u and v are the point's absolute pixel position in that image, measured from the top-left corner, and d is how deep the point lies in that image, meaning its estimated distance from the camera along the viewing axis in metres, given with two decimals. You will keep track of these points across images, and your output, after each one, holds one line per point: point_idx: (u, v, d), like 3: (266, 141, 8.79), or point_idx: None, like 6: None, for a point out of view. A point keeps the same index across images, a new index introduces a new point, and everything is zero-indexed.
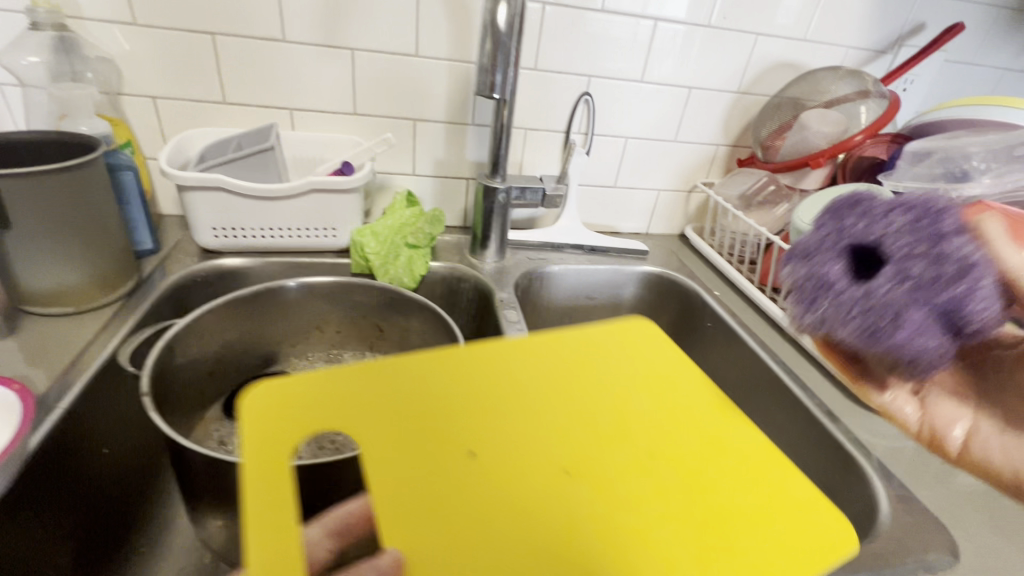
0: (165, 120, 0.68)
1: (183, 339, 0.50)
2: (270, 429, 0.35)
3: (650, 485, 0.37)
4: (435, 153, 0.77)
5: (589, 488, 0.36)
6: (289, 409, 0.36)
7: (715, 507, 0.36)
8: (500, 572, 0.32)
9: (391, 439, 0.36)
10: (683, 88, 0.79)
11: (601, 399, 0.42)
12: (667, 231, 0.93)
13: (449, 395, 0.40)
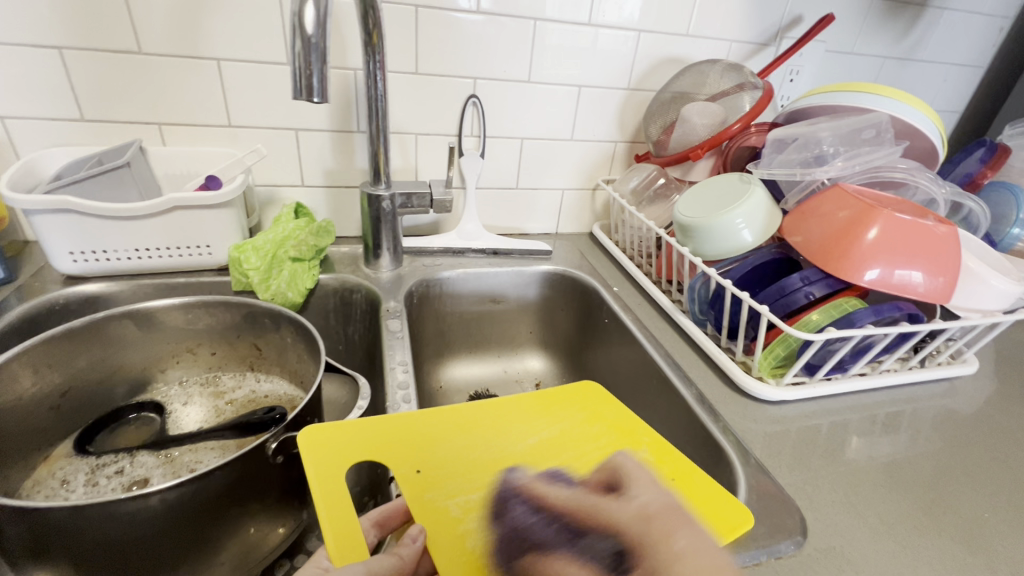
0: (17, 140, 0.64)
1: (7, 375, 0.47)
2: (341, 445, 0.43)
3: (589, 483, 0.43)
4: (323, 162, 0.75)
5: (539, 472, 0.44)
6: (369, 439, 0.44)
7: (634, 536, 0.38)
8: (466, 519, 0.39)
9: (429, 468, 0.43)
10: (574, 87, 0.79)
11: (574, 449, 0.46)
12: (576, 230, 0.93)
13: (462, 432, 0.47)
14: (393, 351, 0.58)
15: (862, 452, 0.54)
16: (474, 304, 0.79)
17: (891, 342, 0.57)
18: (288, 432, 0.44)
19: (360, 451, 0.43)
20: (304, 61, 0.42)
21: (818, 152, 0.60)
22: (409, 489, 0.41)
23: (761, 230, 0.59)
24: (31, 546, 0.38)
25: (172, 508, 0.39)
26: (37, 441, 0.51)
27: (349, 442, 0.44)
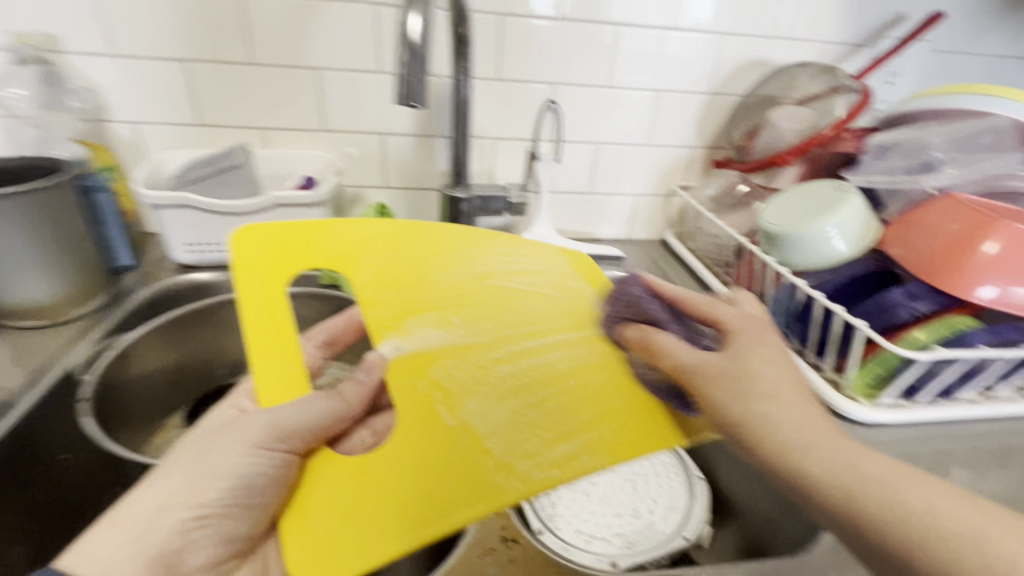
0: (146, 142, 0.72)
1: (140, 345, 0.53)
2: (284, 243, 0.46)
3: (505, 415, 0.42)
4: (406, 166, 0.79)
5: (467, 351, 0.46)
6: (336, 245, 0.48)
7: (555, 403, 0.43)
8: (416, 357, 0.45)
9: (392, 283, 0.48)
10: (653, 91, 0.78)
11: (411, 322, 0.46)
12: (648, 236, 0.91)
13: (415, 258, 0.50)
14: None
15: (971, 486, 0.49)
16: None
17: (1007, 367, 0.52)
18: None
19: (303, 262, 0.46)
20: (406, 69, 0.44)
21: (923, 159, 0.56)
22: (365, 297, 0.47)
23: (857, 241, 0.56)
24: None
25: None
26: (155, 412, 0.57)
27: (282, 245, 0.46)
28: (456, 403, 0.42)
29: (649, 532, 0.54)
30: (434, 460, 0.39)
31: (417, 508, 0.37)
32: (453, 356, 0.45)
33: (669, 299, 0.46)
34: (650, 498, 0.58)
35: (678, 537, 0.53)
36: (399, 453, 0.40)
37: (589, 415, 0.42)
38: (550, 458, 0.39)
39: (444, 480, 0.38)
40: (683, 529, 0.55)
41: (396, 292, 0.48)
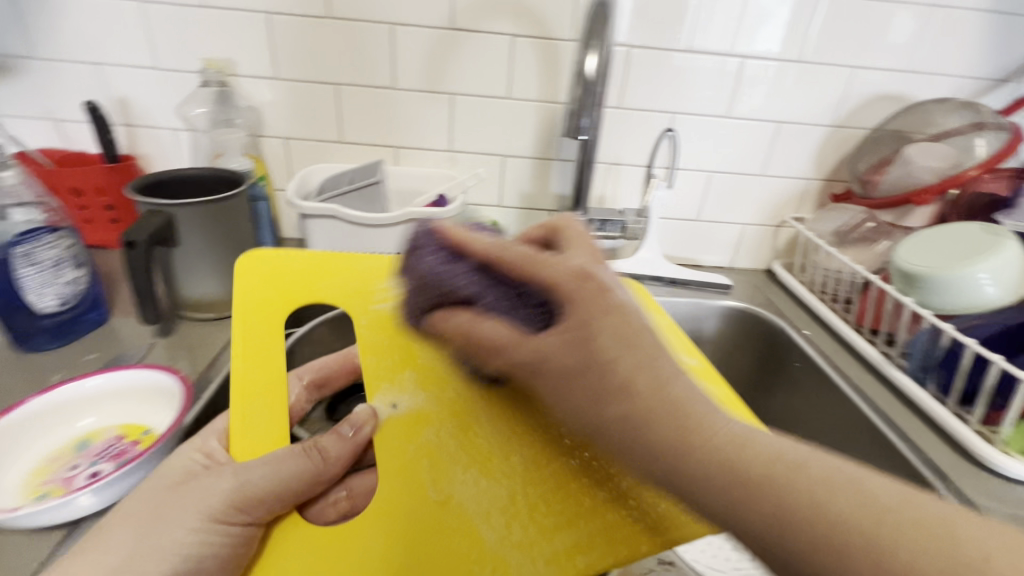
0: (293, 156, 0.79)
1: None
2: (259, 282, 0.50)
3: (475, 491, 0.41)
4: (521, 187, 0.82)
5: (462, 439, 0.44)
6: (280, 293, 0.50)
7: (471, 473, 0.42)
8: (426, 452, 0.44)
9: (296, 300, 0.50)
10: (773, 122, 0.78)
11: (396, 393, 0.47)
12: (752, 266, 0.90)
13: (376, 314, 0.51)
14: None
15: None
16: None
17: None
18: None
19: (271, 294, 0.50)
20: (578, 103, 0.46)
21: None
22: (242, 330, 0.47)
23: (1013, 287, 0.54)
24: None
25: None
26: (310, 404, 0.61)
27: (290, 279, 0.51)
28: (484, 464, 0.42)
29: None
30: (425, 525, 0.40)
31: (379, 554, 0.39)
32: (439, 423, 0.44)
33: (476, 254, 0.34)
34: None
35: None
36: (385, 502, 0.41)
37: (555, 521, 0.39)
38: (510, 552, 0.39)
39: (423, 534, 0.40)
40: None
41: (399, 341, 0.49)
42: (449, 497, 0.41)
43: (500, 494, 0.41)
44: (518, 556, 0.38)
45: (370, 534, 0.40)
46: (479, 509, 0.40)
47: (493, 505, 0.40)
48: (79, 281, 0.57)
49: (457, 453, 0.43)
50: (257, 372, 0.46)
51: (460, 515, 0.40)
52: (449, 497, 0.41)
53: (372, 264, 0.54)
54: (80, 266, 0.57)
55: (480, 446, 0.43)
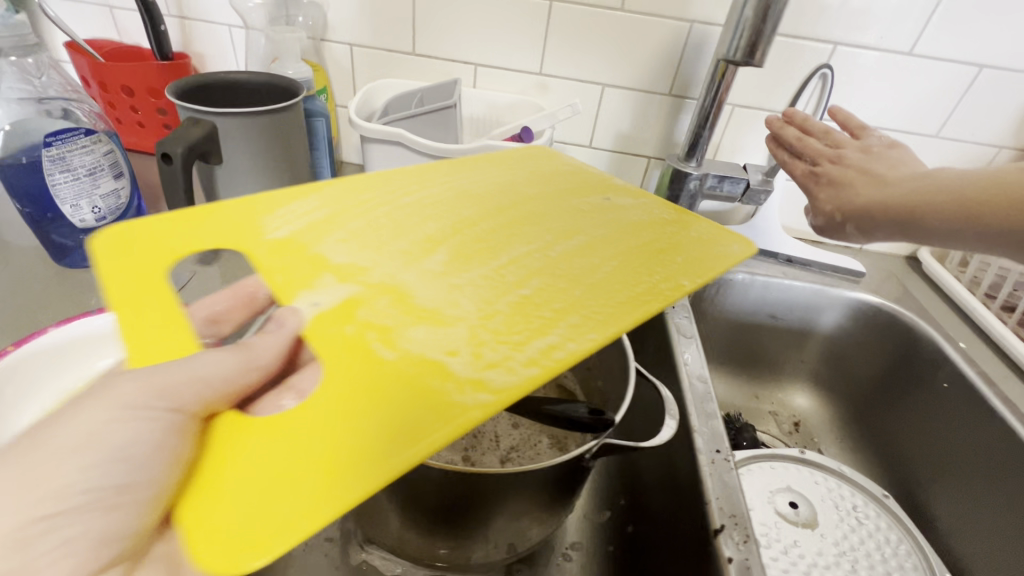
0: (358, 68, 0.68)
1: None
2: (115, 263, 0.31)
3: (479, 302, 0.34)
4: (619, 125, 0.68)
5: (355, 310, 0.33)
6: (152, 258, 0.32)
7: (439, 385, 0.28)
8: (336, 304, 0.33)
9: (382, 332, 0.31)
10: (971, 66, 0.59)
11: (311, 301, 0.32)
12: (889, 249, 0.73)
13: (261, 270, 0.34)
14: (689, 359, 0.50)
15: None
16: (748, 314, 0.68)
17: None
18: (609, 447, 0.38)
19: (157, 259, 0.32)
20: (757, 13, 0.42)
21: None
22: (372, 259, 0.37)
23: None
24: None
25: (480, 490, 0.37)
26: None
27: (164, 246, 0.33)
28: (404, 294, 0.34)
29: None
30: (362, 390, 0.28)
31: (524, 293, 0.36)
32: (406, 266, 0.37)
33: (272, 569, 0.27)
34: None
35: None
36: (510, 281, 0.37)
37: (490, 310, 0.34)
38: (468, 332, 0.32)
39: (446, 313, 0.33)
40: None
41: (363, 357, 0.29)
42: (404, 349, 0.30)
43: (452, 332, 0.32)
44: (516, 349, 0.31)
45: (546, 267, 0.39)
46: (440, 300, 0.34)
47: (444, 309, 0.33)
48: (119, 192, 0.51)
49: (430, 297, 0.34)
50: (347, 386, 0.28)
51: (409, 312, 0.33)
52: (474, 318, 0.33)
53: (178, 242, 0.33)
54: (120, 176, 0.51)
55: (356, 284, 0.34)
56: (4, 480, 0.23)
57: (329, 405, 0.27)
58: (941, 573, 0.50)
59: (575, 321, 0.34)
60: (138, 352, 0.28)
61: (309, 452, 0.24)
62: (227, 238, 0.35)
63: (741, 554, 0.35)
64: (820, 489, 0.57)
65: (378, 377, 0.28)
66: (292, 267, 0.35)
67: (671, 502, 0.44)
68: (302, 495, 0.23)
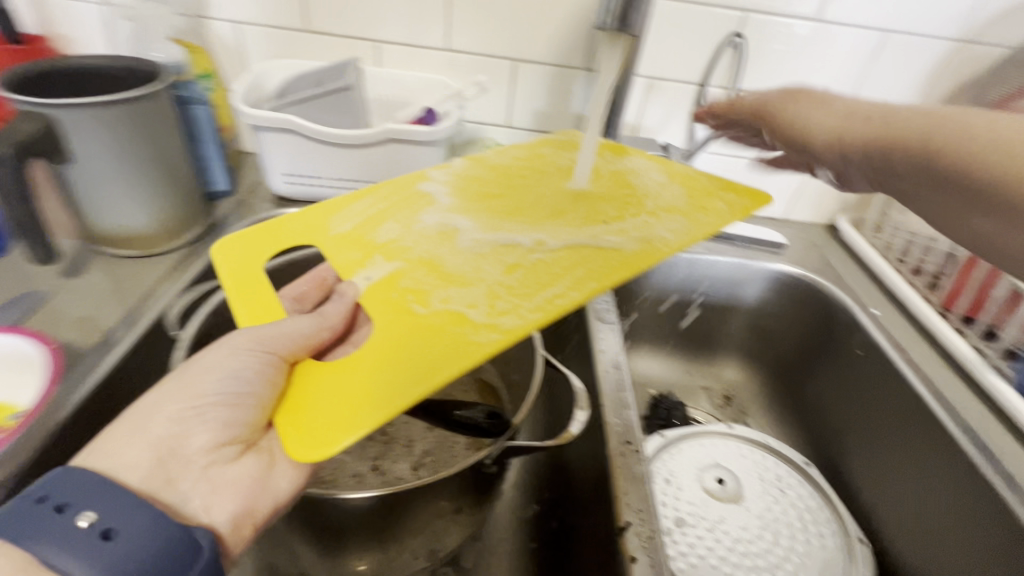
0: (247, 47, 0.62)
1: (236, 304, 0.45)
2: (238, 255, 0.41)
3: (501, 268, 0.40)
4: (535, 103, 0.65)
5: (403, 280, 0.39)
6: (268, 250, 0.41)
7: (465, 331, 0.35)
8: (384, 276, 0.39)
9: (421, 293, 0.38)
10: (876, 31, 0.58)
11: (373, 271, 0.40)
12: (811, 218, 0.74)
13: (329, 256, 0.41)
14: (606, 345, 0.48)
15: None
16: (675, 292, 0.67)
17: None
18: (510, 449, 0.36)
19: (265, 255, 0.41)
20: None
21: None
22: (401, 241, 0.42)
23: None
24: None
25: (370, 508, 0.34)
26: None
27: (253, 272, 0.40)
28: (438, 264, 0.40)
29: None
30: (406, 344, 0.34)
31: (542, 256, 0.41)
32: (438, 242, 0.42)
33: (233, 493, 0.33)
34: (791, 554, 0.50)
35: None
36: (537, 250, 0.41)
37: (516, 278, 0.39)
38: (509, 286, 0.38)
39: (481, 276, 0.39)
40: None
41: (411, 318, 0.36)
42: (443, 301, 0.37)
43: (478, 292, 0.38)
44: (538, 292, 0.38)
45: (564, 235, 0.43)
46: (469, 263, 0.40)
47: (474, 273, 0.39)
48: None
49: (460, 270, 0.40)
50: (416, 346, 0.34)
51: (443, 278, 0.39)
52: (501, 280, 0.39)
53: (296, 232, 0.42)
54: None
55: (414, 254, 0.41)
56: (174, 384, 0.33)
57: (388, 349, 0.34)
58: (857, 536, 0.51)
59: (577, 277, 0.39)
60: (251, 313, 0.38)
61: (398, 364, 0.33)
62: (278, 235, 0.42)
63: (645, 551, 0.34)
64: (745, 463, 0.57)
65: (439, 323, 0.36)
66: (352, 252, 0.41)
67: (587, 497, 0.42)
68: (400, 387, 0.32)
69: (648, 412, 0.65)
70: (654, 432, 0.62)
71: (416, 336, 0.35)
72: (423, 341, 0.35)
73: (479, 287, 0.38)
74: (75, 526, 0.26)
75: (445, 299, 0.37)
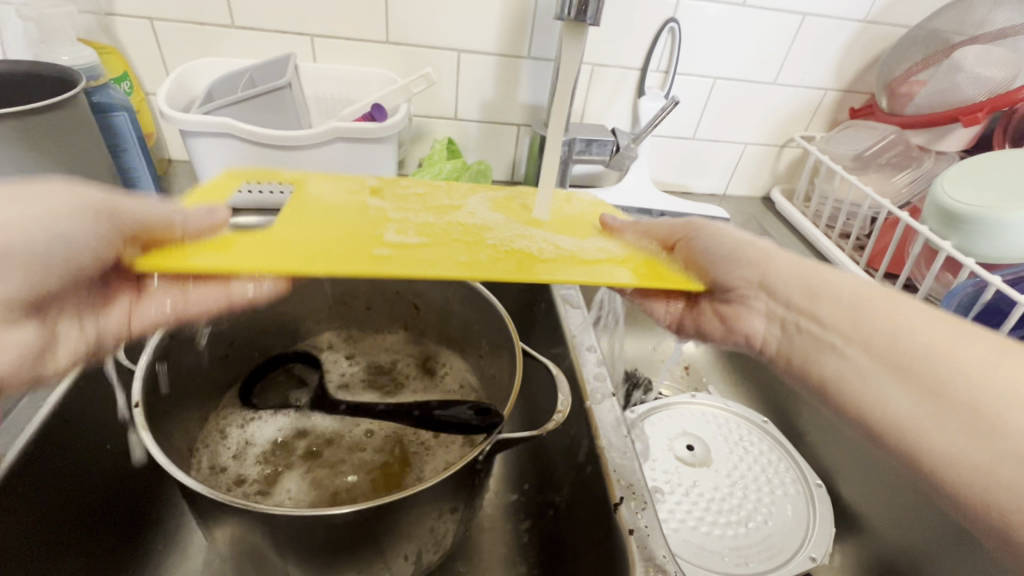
0: (165, 46, 0.57)
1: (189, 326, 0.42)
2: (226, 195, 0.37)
3: (442, 245, 0.32)
4: (482, 94, 0.64)
5: (359, 221, 0.33)
6: (279, 179, 0.39)
7: (415, 261, 0.29)
8: (319, 221, 0.33)
9: (381, 236, 0.32)
10: (795, 14, 0.62)
11: (355, 214, 0.34)
12: (748, 193, 0.79)
13: (315, 197, 0.36)
14: (577, 329, 0.49)
15: None
16: None
17: None
18: (502, 441, 0.37)
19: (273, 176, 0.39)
20: None
21: None
22: (354, 212, 0.35)
23: None
24: (213, 515, 0.34)
25: (364, 519, 0.33)
26: (209, 389, 0.46)
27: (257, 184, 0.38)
28: (390, 221, 0.33)
29: (772, 546, 0.50)
30: (338, 257, 0.29)
31: (474, 249, 0.32)
32: (384, 215, 0.35)
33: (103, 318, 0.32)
34: (760, 506, 0.53)
35: (803, 557, 0.49)
36: (466, 243, 0.32)
37: (438, 254, 0.30)
38: (424, 255, 0.30)
39: (406, 239, 0.32)
40: (808, 546, 0.50)
41: (313, 253, 0.29)
42: (379, 248, 0.30)
43: (420, 256, 0.30)
44: (445, 264, 0.30)
45: (517, 244, 0.33)
46: (409, 228, 0.33)
47: (395, 236, 0.32)
48: None
49: (394, 231, 0.33)
50: (365, 263, 0.29)
51: (389, 232, 0.32)
52: (426, 248, 0.31)
53: (307, 179, 0.38)
54: None
55: (357, 217, 0.34)
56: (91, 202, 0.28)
57: (311, 248, 0.29)
58: (815, 481, 0.56)
59: (514, 267, 0.30)
60: (207, 206, 0.34)
61: (324, 266, 0.28)
62: (349, 201, 0.36)
63: (640, 523, 0.35)
64: (710, 428, 0.61)
65: (370, 257, 0.29)
66: (337, 199, 0.36)
67: (574, 481, 0.44)
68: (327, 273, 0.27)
69: (616, 390, 0.67)
70: (624, 408, 0.64)
71: (342, 255, 0.29)
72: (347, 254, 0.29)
73: (410, 244, 0.31)
74: None
75: (376, 246, 0.31)
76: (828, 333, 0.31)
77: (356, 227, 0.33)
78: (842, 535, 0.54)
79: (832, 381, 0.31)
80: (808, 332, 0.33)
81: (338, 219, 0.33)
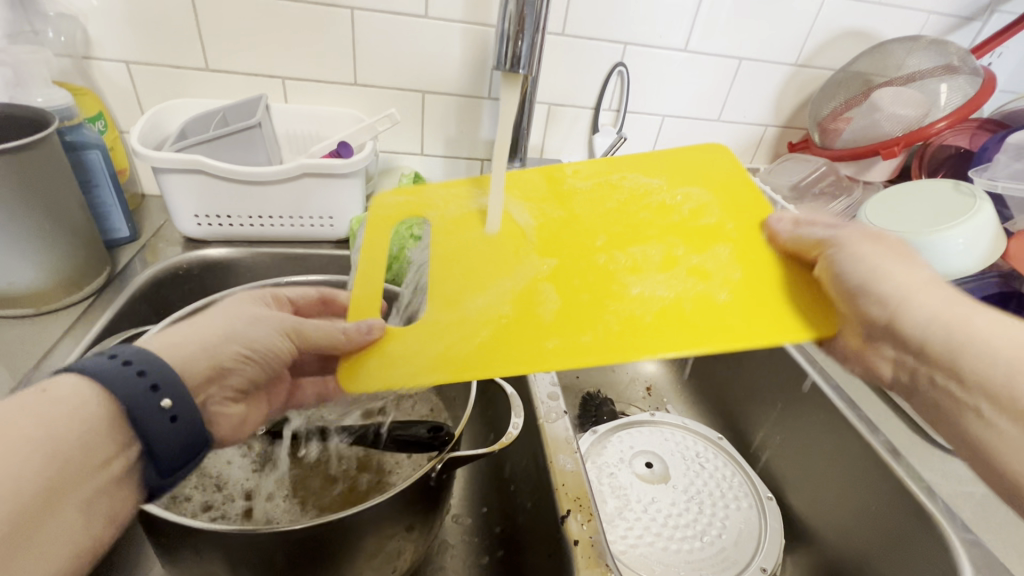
0: (139, 87, 0.60)
1: None
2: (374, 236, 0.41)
3: (556, 302, 0.34)
4: (446, 131, 0.68)
5: (475, 278, 0.37)
6: (405, 204, 0.43)
7: (530, 342, 0.32)
8: (457, 282, 0.37)
9: (514, 300, 0.35)
10: (733, 59, 0.68)
11: (478, 268, 0.38)
12: None
13: (451, 239, 0.40)
14: None
15: None
16: None
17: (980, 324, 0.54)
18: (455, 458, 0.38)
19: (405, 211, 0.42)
20: (516, 27, 0.44)
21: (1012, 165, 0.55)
22: (475, 262, 0.38)
23: (982, 256, 0.50)
24: (168, 538, 0.35)
25: (319, 538, 0.35)
26: None
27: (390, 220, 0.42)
28: (499, 274, 0.37)
29: (726, 558, 0.52)
30: (457, 339, 0.33)
31: (580, 313, 0.34)
32: (495, 268, 0.37)
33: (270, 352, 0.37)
34: (715, 520, 0.55)
35: (754, 568, 0.51)
36: (572, 302, 0.34)
37: (552, 335, 0.33)
38: (538, 331, 0.33)
39: (512, 305, 0.35)
40: (759, 557, 0.52)
41: (451, 331, 0.34)
42: (493, 321, 0.34)
43: (534, 330, 0.33)
44: (545, 345, 0.32)
45: (626, 294, 0.34)
46: (524, 282, 0.36)
47: (505, 301, 0.35)
48: None
49: (511, 294, 0.35)
50: (484, 347, 0.33)
51: (504, 298, 0.35)
52: (534, 318, 0.34)
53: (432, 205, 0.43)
54: None
55: (481, 268, 0.38)
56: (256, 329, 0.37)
57: (437, 324, 0.34)
58: (766, 494, 0.58)
59: (637, 338, 0.32)
60: (372, 288, 0.38)
61: (451, 351, 0.33)
62: (470, 242, 0.40)
63: (585, 533, 0.37)
64: (669, 446, 0.63)
65: (487, 335, 0.33)
66: (461, 239, 0.40)
67: (529, 498, 0.45)
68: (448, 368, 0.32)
69: (579, 411, 0.69)
70: (586, 427, 0.66)
71: (458, 332, 0.34)
72: (471, 338, 0.33)
73: (515, 313, 0.34)
74: (160, 405, 0.29)
75: (486, 321, 0.34)
76: (970, 395, 0.32)
77: (478, 291, 0.36)
78: (793, 546, 0.56)
79: (977, 443, 0.32)
80: (928, 380, 0.34)
81: (466, 271, 0.38)
